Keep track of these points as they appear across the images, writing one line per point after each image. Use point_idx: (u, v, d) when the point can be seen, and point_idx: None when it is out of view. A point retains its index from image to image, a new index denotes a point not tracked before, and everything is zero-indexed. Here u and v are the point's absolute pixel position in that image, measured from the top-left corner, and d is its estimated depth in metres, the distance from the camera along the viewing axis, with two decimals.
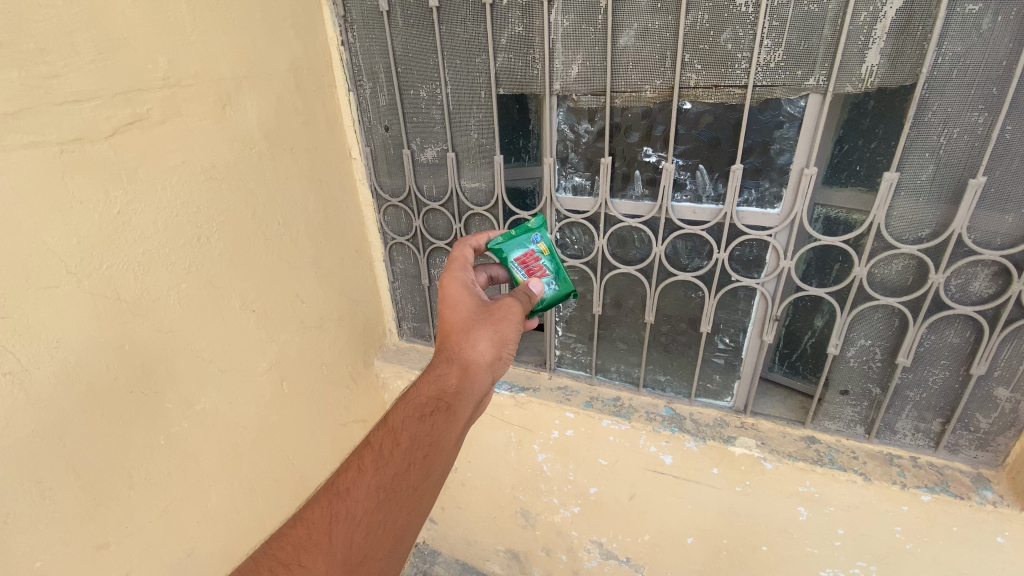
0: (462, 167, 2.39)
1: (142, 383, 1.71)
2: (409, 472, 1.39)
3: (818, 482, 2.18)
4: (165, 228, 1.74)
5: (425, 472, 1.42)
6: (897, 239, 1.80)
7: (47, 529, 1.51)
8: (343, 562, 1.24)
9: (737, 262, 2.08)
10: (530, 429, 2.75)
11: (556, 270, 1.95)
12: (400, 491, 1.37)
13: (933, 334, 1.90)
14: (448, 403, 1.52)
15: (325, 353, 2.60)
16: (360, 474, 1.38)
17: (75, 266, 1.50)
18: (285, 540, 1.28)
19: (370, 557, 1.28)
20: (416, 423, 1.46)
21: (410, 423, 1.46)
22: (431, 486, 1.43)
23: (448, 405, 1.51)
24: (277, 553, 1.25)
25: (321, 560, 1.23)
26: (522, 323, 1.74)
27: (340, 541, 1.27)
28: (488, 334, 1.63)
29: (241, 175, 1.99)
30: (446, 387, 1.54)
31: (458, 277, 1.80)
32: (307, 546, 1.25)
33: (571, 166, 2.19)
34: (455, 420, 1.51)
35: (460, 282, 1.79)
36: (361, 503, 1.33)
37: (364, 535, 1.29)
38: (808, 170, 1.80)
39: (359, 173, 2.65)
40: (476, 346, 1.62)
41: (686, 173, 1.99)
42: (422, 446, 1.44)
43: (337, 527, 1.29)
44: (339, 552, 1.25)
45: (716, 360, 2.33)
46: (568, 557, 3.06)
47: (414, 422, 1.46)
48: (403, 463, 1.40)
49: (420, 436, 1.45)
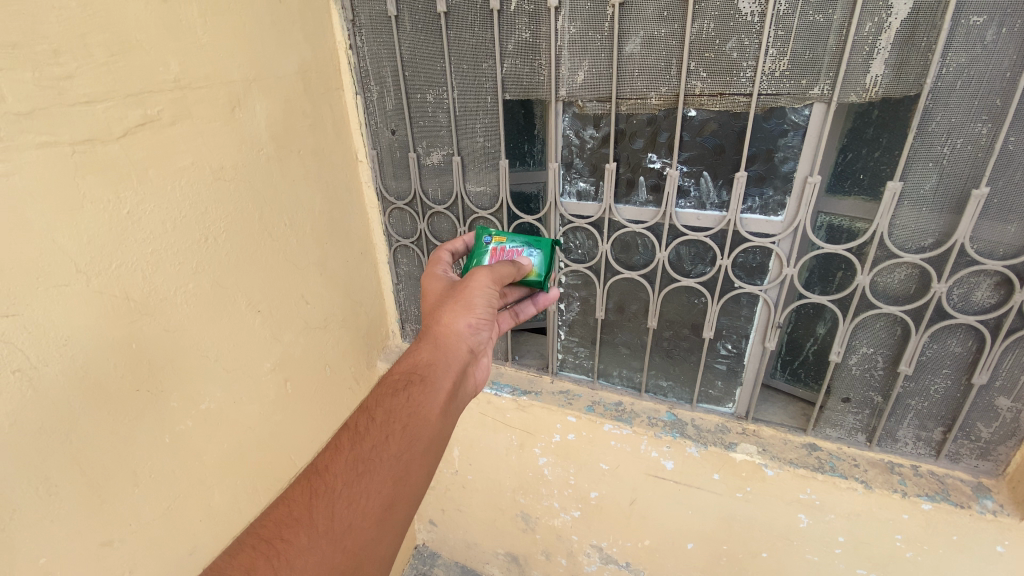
0: (467, 170, 2.40)
1: (148, 382, 1.72)
2: (388, 444, 1.44)
3: (819, 489, 2.19)
4: (173, 228, 1.75)
5: (405, 442, 1.47)
6: (900, 247, 1.81)
7: (52, 526, 1.52)
8: (325, 533, 1.28)
9: (740, 268, 2.09)
10: (531, 432, 2.75)
11: (525, 240, 2.03)
12: (379, 462, 1.41)
13: (935, 343, 1.90)
14: (421, 374, 1.63)
15: (328, 354, 2.61)
16: (338, 450, 1.42)
17: (84, 265, 1.51)
18: (267, 518, 1.31)
19: (353, 526, 1.32)
20: (390, 398, 1.54)
21: (385, 399, 1.54)
22: (415, 455, 1.47)
23: (421, 375, 1.62)
24: (260, 529, 1.28)
25: (303, 532, 1.27)
26: (494, 290, 1.83)
27: (321, 514, 1.30)
28: (452, 307, 1.78)
29: (249, 176, 2.01)
30: (419, 362, 1.67)
31: (433, 274, 2.03)
32: (289, 521, 1.29)
33: (575, 171, 2.20)
34: (432, 389, 1.60)
35: (435, 276, 2.01)
36: (341, 476, 1.37)
37: (346, 506, 1.33)
38: (812, 178, 1.81)
39: (365, 175, 2.66)
40: (444, 322, 1.77)
41: (690, 179, 2.00)
42: (399, 417, 1.50)
43: (318, 501, 1.32)
44: (321, 524, 1.29)
45: (718, 366, 2.33)
46: (568, 561, 3.06)
47: (389, 398, 1.55)
48: (380, 436, 1.45)
49: (395, 409, 1.51)
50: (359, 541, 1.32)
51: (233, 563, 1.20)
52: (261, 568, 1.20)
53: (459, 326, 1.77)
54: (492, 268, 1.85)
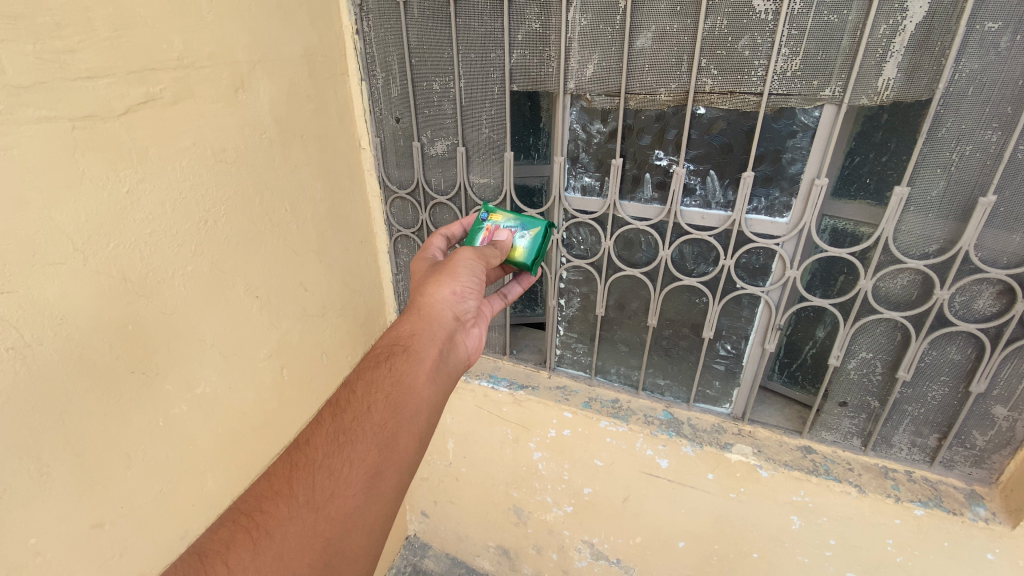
0: (472, 161, 2.38)
1: (143, 364, 1.70)
2: (370, 414, 1.43)
3: (813, 492, 2.19)
4: (173, 210, 1.73)
5: (389, 412, 1.45)
6: (904, 253, 1.80)
7: (43, 506, 1.51)
8: (306, 503, 1.27)
9: (742, 269, 2.08)
10: (527, 427, 2.75)
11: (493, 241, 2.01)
12: (360, 432, 1.39)
13: (934, 350, 1.90)
14: (404, 345, 1.63)
15: (325, 342, 2.60)
16: (319, 425, 1.42)
17: (81, 243, 1.49)
18: (249, 492, 1.30)
19: (336, 495, 1.31)
20: (372, 370, 1.55)
21: (367, 372, 1.55)
22: (400, 424, 1.46)
23: (404, 346, 1.62)
24: (241, 505, 1.28)
25: (283, 504, 1.26)
26: (479, 263, 1.85)
27: (302, 485, 1.30)
28: (437, 281, 1.78)
29: (251, 160, 1.99)
30: (402, 333, 1.68)
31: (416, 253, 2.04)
32: (269, 494, 1.28)
33: (581, 166, 2.19)
34: (415, 357, 1.60)
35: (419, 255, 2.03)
36: (322, 448, 1.36)
37: (327, 477, 1.32)
38: (819, 180, 1.80)
39: (367, 163, 2.64)
40: (428, 294, 1.77)
41: (696, 178, 1.99)
42: (381, 387, 1.49)
43: (299, 473, 1.32)
44: (302, 495, 1.28)
45: (716, 367, 2.33)
46: (558, 555, 3.07)
47: (370, 369, 1.55)
48: (362, 407, 1.45)
49: (378, 379, 1.51)
50: (342, 508, 1.30)
51: (213, 539, 1.21)
52: (241, 542, 1.20)
53: (444, 297, 1.77)
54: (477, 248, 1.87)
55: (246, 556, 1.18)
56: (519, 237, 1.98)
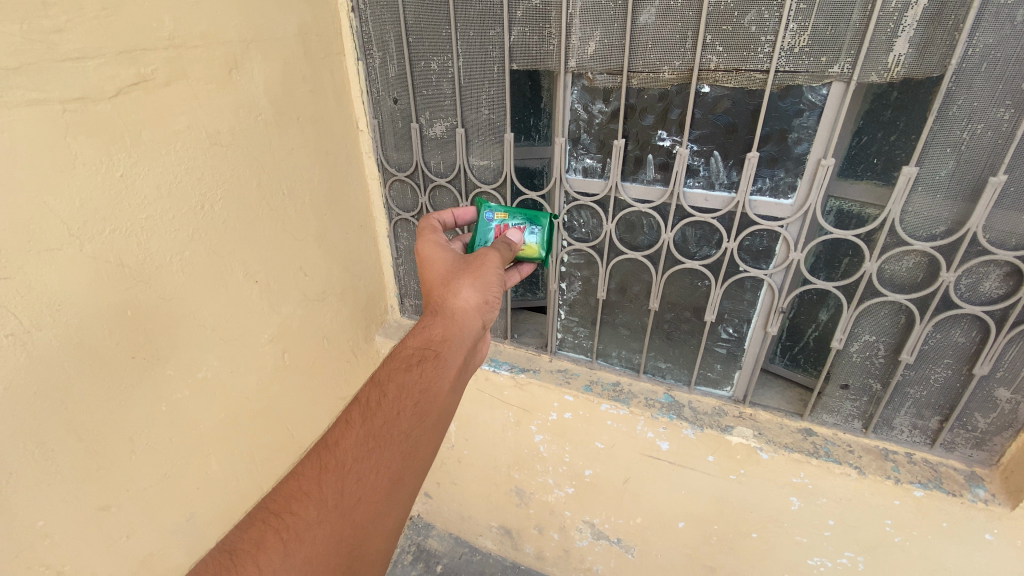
0: (471, 143, 2.34)
1: (144, 349, 1.70)
2: (399, 421, 1.43)
3: (812, 474, 2.20)
4: (168, 194, 1.70)
5: (416, 419, 1.46)
6: (910, 235, 1.77)
7: (49, 489, 1.53)
8: (334, 507, 1.29)
9: (746, 252, 2.06)
10: (529, 410, 2.76)
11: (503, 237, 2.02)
12: (390, 438, 1.40)
13: (938, 333, 1.88)
14: (435, 350, 1.58)
15: (327, 327, 2.59)
16: (348, 426, 1.42)
17: (77, 229, 1.48)
18: (277, 490, 1.30)
19: (363, 501, 1.32)
20: (403, 374, 1.51)
21: (398, 375, 1.51)
22: (425, 431, 1.47)
23: (435, 351, 1.58)
24: (269, 503, 1.29)
25: (312, 507, 1.27)
26: (501, 270, 1.80)
27: (331, 488, 1.31)
28: (470, 282, 1.69)
29: (246, 143, 1.95)
30: (432, 336, 1.62)
31: (431, 240, 1.91)
32: (298, 495, 1.29)
33: (582, 147, 2.15)
34: (446, 365, 1.57)
35: (435, 242, 1.90)
36: (351, 451, 1.37)
37: (356, 482, 1.33)
38: (825, 160, 1.76)
39: (365, 145, 2.60)
40: (459, 297, 1.68)
41: (700, 159, 1.95)
42: (412, 393, 1.48)
43: (327, 475, 1.33)
44: (330, 498, 1.30)
45: (718, 350, 2.32)
46: (560, 535, 3.11)
47: (401, 372, 1.52)
48: (392, 412, 1.44)
49: (408, 385, 1.49)
50: (367, 513, 1.32)
51: (243, 538, 1.22)
52: (270, 542, 1.21)
53: (474, 300, 1.69)
54: (497, 249, 1.83)
55: (276, 558, 1.19)
56: (530, 232, 2.01)
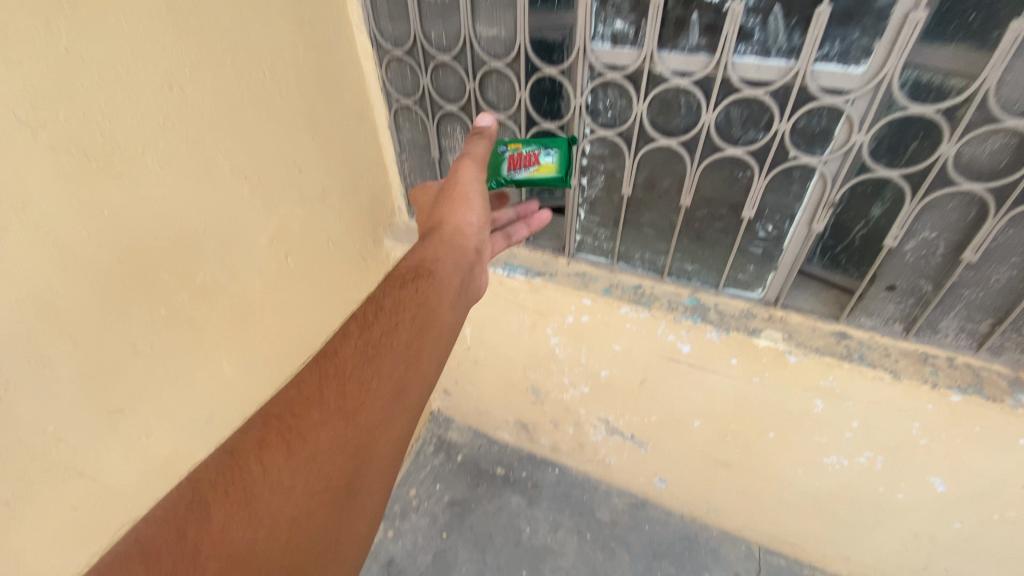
0: (478, 7, 1.97)
1: (132, 253, 1.58)
2: (398, 331, 1.36)
3: (842, 377, 2.11)
4: (127, 73, 1.46)
5: (417, 330, 1.38)
6: (1004, 109, 1.47)
7: (56, 392, 1.51)
8: (337, 412, 1.21)
9: (799, 136, 1.76)
10: (545, 314, 2.66)
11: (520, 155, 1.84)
12: (390, 347, 1.33)
13: (1012, 228, 1.64)
14: (429, 267, 1.49)
15: (331, 229, 2.44)
16: (347, 336, 1.34)
17: (26, 115, 1.27)
18: (276, 398, 1.24)
19: (367, 406, 1.24)
20: (399, 289, 1.43)
21: (393, 290, 1.43)
22: (428, 343, 1.39)
23: (429, 269, 1.49)
24: (271, 409, 1.22)
25: (314, 411, 1.20)
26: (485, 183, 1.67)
27: (332, 393, 1.24)
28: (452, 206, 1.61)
29: (211, 10, 1.64)
30: (426, 255, 1.53)
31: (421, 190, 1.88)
32: (299, 402, 1.22)
33: (612, 6, 1.77)
34: (443, 281, 1.48)
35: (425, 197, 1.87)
36: (352, 358, 1.30)
37: (358, 387, 1.26)
38: (915, 13, 1.41)
39: (356, 16, 2.22)
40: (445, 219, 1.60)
41: (756, 18, 1.59)
42: (410, 304, 1.41)
43: (328, 383, 1.25)
44: (332, 403, 1.22)
45: (753, 251, 2.13)
46: (575, 429, 3.20)
47: (398, 287, 1.44)
48: (391, 322, 1.37)
49: (405, 297, 1.42)
50: (373, 419, 1.24)
51: (246, 438, 1.16)
52: (273, 442, 1.16)
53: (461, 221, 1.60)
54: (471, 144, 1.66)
55: (280, 459, 1.14)
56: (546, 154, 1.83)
